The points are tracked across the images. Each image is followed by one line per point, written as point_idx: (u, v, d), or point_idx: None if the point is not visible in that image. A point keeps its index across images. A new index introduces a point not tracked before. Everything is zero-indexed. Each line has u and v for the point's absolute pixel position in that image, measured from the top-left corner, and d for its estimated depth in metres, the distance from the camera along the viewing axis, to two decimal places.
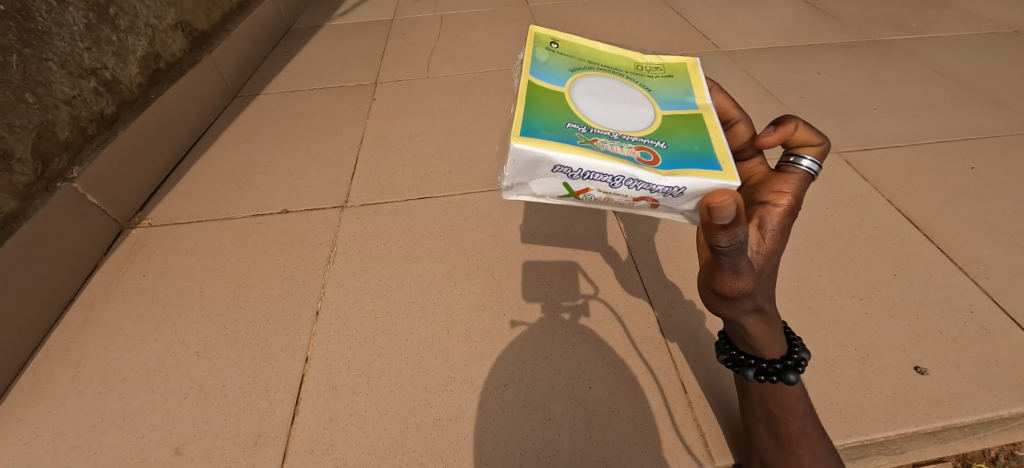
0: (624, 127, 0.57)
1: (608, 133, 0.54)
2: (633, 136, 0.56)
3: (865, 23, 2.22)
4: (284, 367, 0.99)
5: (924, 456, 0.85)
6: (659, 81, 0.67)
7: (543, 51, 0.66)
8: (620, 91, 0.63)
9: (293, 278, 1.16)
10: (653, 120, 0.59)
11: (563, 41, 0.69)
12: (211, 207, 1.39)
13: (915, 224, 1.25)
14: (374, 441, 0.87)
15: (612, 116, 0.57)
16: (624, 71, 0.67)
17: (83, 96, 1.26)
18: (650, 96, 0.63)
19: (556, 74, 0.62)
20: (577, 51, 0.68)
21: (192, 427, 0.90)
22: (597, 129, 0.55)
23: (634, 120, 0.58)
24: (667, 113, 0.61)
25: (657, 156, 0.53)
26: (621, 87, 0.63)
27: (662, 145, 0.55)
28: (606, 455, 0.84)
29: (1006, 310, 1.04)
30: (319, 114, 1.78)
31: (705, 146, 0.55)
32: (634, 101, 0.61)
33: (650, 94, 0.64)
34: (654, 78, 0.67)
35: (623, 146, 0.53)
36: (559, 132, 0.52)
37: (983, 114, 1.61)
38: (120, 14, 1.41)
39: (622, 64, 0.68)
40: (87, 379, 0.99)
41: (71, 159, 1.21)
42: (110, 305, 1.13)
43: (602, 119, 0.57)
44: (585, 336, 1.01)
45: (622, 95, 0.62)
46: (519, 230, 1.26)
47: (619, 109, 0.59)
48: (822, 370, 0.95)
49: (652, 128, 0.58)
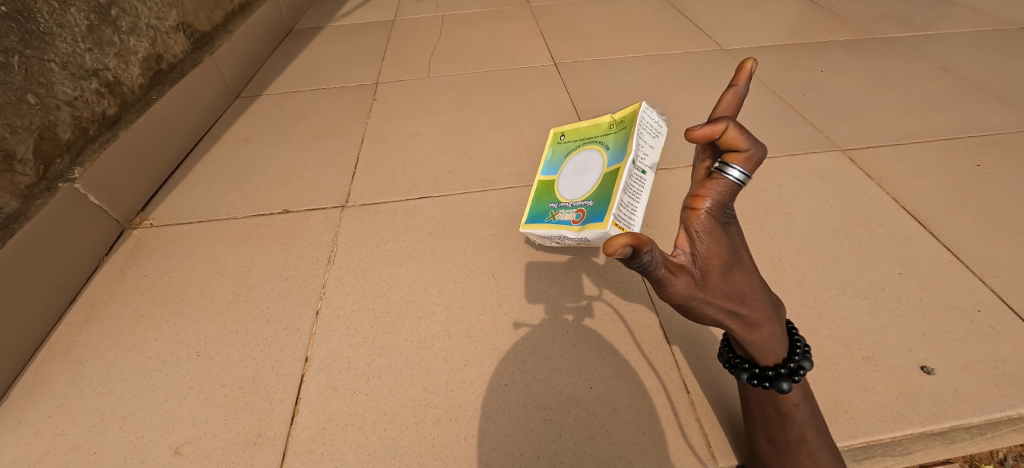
0: (592, 189, 1.03)
1: (587, 202, 1.01)
2: (600, 195, 0.97)
3: (868, 21, 2.21)
4: (284, 366, 0.99)
5: (931, 457, 0.84)
6: (614, 138, 1.04)
7: (563, 161, 1.09)
8: (595, 164, 1.05)
9: (294, 278, 1.16)
10: (603, 175, 1.01)
11: (575, 143, 1.06)
12: (212, 207, 1.39)
13: (920, 221, 1.23)
14: (374, 441, 0.86)
15: (588, 188, 1.03)
16: (598, 145, 1.08)
17: (85, 97, 1.26)
18: (607, 155, 1.04)
19: (572, 173, 1.09)
20: (581, 145, 1.12)
21: (191, 427, 0.90)
22: (582, 200, 1.03)
23: (596, 181, 1.03)
24: (614, 165, 1.01)
25: (603, 201, 0.98)
26: (598, 160, 1.05)
27: (605, 190, 0.98)
28: (608, 456, 0.83)
29: (1014, 309, 1.03)
30: (320, 114, 1.78)
31: (630, 186, 0.95)
32: (599, 168, 1.04)
33: (608, 154, 1.04)
34: (612, 136, 1.05)
35: (592, 206, 0.98)
36: (572, 214, 1.00)
37: (989, 110, 1.59)
38: (122, 15, 1.42)
39: (597, 139, 1.10)
40: (88, 379, 0.99)
41: (73, 159, 1.21)
42: (111, 306, 1.13)
43: (585, 192, 1.04)
44: (586, 336, 1.01)
45: (595, 167, 1.05)
46: (520, 231, 1.25)
47: (590, 180, 1.05)
48: (826, 369, 0.94)
49: (602, 180, 1.00)
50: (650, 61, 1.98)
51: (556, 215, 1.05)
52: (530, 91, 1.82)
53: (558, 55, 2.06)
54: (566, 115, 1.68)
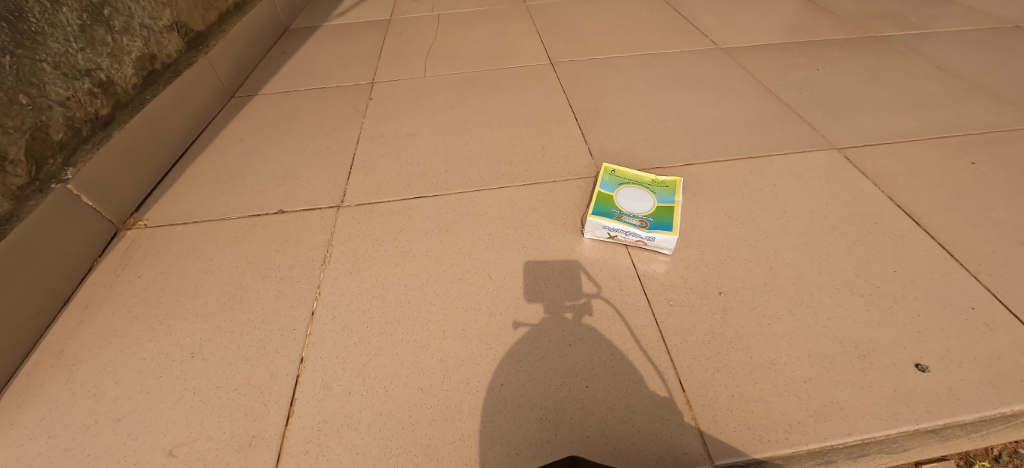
0: (635, 209, 1.21)
1: (629, 214, 1.19)
2: (640, 215, 1.19)
3: (865, 19, 2.21)
4: (279, 367, 0.98)
5: (926, 455, 0.83)
6: (659, 188, 1.29)
7: (608, 176, 1.33)
8: (640, 195, 1.25)
9: (289, 278, 1.16)
10: (650, 208, 1.21)
11: (617, 171, 1.36)
12: (207, 208, 1.39)
13: (916, 219, 1.24)
14: (369, 441, 0.86)
15: (634, 207, 1.21)
16: (647, 184, 1.30)
17: (77, 97, 1.25)
18: (654, 195, 1.25)
19: (614, 185, 1.29)
20: (626, 175, 1.34)
21: (186, 429, 0.90)
22: (626, 212, 1.20)
23: (639, 206, 1.22)
24: (659, 204, 1.22)
25: (646, 223, 1.16)
26: (642, 194, 1.26)
27: (648, 219, 1.17)
28: (604, 455, 0.83)
29: (1009, 306, 1.03)
30: (316, 114, 1.77)
31: (667, 220, 1.17)
32: (644, 198, 1.24)
33: (655, 194, 1.26)
34: (658, 186, 1.29)
35: (634, 219, 1.17)
36: (608, 212, 1.19)
37: (984, 109, 1.60)
38: (114, 14, 1.41)
39: (646, 182, 1.31)
40: (82, 381, 0.98)
41: (66, 160, 1.20)
42: (105, 307, 1.12)
43: (629, 207, 1.21)
44: (582, 336, 1.00)
45: (640, 197, 1.25)
46: (516, 230, 1.25)
47: (636, 202, 1.23)
48: (822, 367, 0.93)
49: (648, 211, 1.20)
50: (647, 60, 1.98)
51: (622, 217, 1.17)
52: (526, 90, 1.82)
53: (555, 54, 2.05)
54: (563, 114, 1.68)
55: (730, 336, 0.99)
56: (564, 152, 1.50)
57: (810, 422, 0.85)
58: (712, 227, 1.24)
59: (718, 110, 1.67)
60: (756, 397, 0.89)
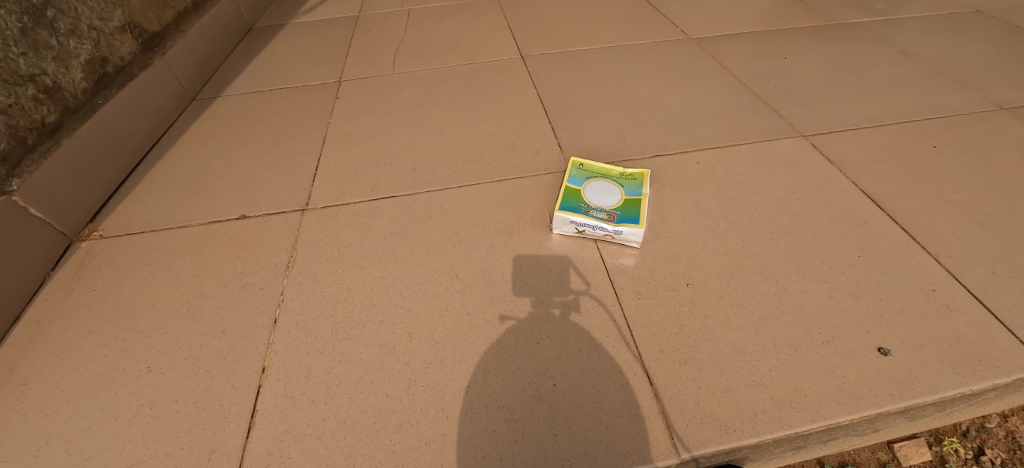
0: (603, 204, 1.20)
1: (597, 209, 1.18)
2: (608, 209, 1.18)
3: (832, 7, 2.23)
4: (240, 378, 0.95)
5: (901, 436, 0.97)
6: (628, 180, 1.28)
7: (575, 170, 1.33)
8: (607, 189, 1.25)
9: (251, 286, 1.13)
10: (618, 202, 1.20)
11: (585, 164, 1.36)
12: (166, 215, 1.35)
13: (879, 204, 1.25)
14: (332, 450, 0.84)
15: (600, 201, 1.21)
16: (614, 177, 1.30)
17: (20, 104, 1.18)
18: (621, 189, 1.25)
19: (581, 179, 1.29)
20: (593, 168, 1.34)
21: (142, 446, 0.86)
22: (593, 206, 1.19)
23: (607, 200, 1.21)
24: (627, 197, 1.22)
25: (614, 217, 1.16)
26: (609, 188, 1.25)
27: (616, 213, 1.17)
28: (571, 453, 0.82)
29: (968, 287, 1.05)
30: (281, 114, 1.73)
31: (635, 214, 1.17)
32: (612, 192, 1.24)
33: (622, 188, 1.25)
34: (626, 179, 1.29)
35: (601, 214, 1.16)
36: (575, 207, 1.18)
37: (946, 93, 1.63)
38: (59, 16, 1.34)
39: (614, 174, 1.31)
40: (32, 401, 0.94)
41: (9, 171, 1.13)
42: (57, 323, 1.08)
43: (596, 201, 1.21)
44: (550, 333, 1.00)
45: (607, 190, 1.24)
46: (485, 228, 1.23)
47: (603, 196, 1.22)
48: (787, 356, 0.94)
49: (615, 205, 1.19)
50: (617, 52, 1.97)
51: (589, 211, 1.17)
52: (496, 85, 1.80)
53: (525, 48, 2.03)
54: (533, 108, 1.66)
55: (696, 327, 0.99)
56: (533, 147, 1.49)
57: (776, 411, 0.85)
58: (680, 218, 1.24)
59: (687, 100, 1.67)
60: (722, 388, 0.89)
